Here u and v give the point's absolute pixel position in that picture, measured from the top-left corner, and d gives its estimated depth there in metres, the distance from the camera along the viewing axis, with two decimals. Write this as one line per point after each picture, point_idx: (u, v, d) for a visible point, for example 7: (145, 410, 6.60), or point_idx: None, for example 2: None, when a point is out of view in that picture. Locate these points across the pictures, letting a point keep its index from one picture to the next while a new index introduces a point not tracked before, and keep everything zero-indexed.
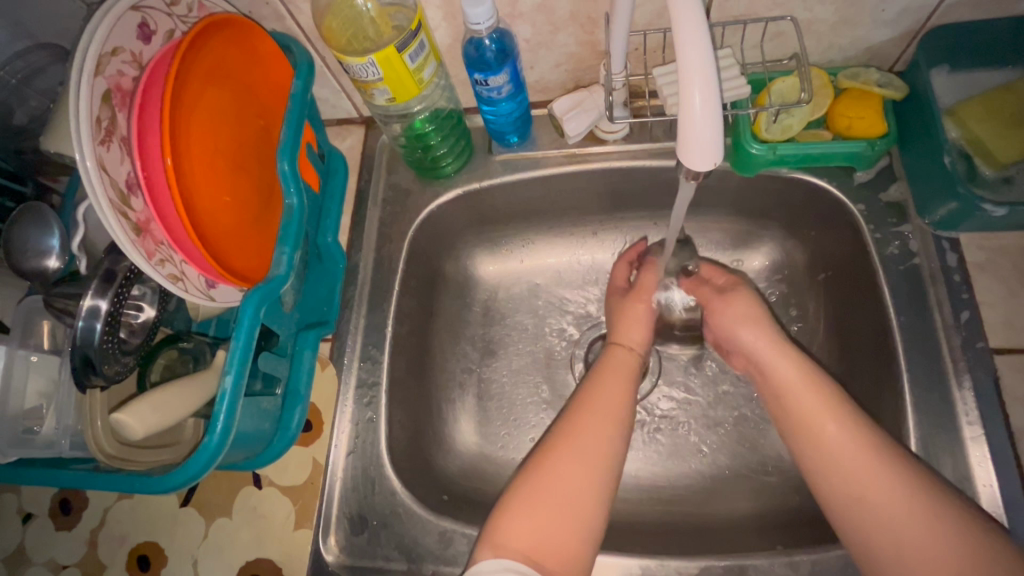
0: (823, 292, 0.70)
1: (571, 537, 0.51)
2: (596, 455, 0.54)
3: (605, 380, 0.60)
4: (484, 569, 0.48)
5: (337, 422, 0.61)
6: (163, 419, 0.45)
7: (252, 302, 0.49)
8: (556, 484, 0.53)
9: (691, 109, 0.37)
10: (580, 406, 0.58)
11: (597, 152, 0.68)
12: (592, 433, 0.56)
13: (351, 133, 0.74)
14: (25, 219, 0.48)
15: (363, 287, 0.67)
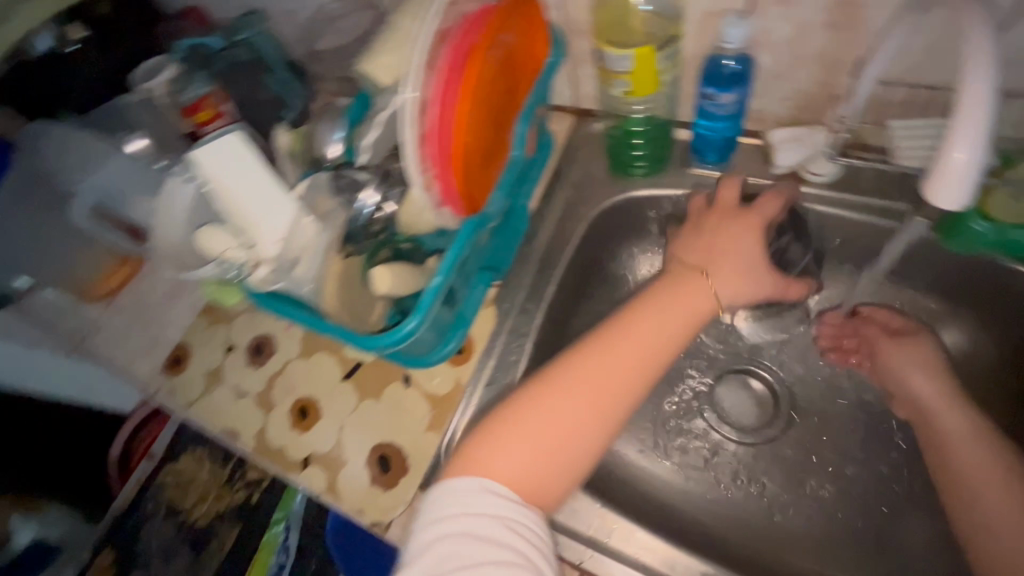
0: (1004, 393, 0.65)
1: (545, 468, 0.53)
2: (595, 398, 0.55)
3: (639, 321, 0.60)
4: (458, 486, 0.51)
5: (485, 356, 0.69)
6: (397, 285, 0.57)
7: (466, 229, 0.59)
8: (549, 416, 0.54)
9: (949, 159, 0.41)
10: (594, 347, 0.58)
11: (795, 190, 0.68)
12: (597, 373, 0.56)
13: (561, 120, 0.81)
14: (324, 122, 0.64)
15: (537, 250, 0.75)
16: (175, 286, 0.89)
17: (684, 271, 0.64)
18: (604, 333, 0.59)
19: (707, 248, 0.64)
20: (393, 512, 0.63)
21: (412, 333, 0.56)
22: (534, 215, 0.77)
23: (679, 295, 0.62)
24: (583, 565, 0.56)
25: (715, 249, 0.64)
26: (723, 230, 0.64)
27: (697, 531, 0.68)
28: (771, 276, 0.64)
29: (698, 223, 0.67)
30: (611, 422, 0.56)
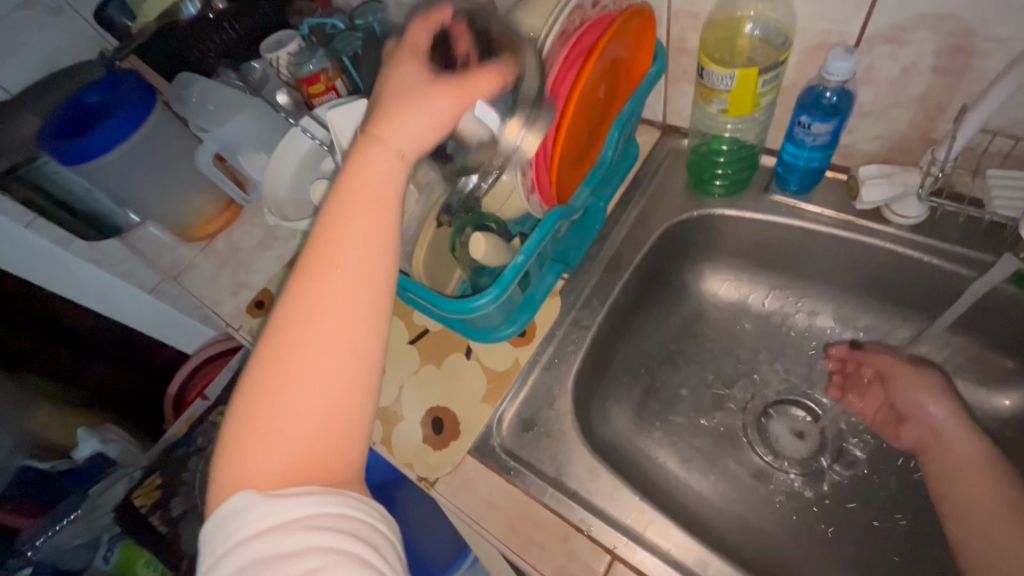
0: None
1: (326, 441, 0.40)
2: (329, 336, 0.40)
3: (346, 209, 0.42)
4: (242, 506, 0.38)
5: (545, 342, 0.73)
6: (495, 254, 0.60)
7: (553, 215, 0.63)
8: (292, 381, 0.40)
9: None
10: (292, 301, 0.41)
11: (874, 228, 0.70)
12: (326, 312, 0.40)
13: (646, 133, 0.85)
14: None
15: (608, 251, 0.78)
16: (267, 238, 0.97)
17: (359, 144, 0.44)
18: (304, 276, 0.41)
19: (381, 112, 0.45)
20: (441, 470, 0.66)
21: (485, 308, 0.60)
22: (610, 219, 0.80)
23: (361, 165, 0.43)
24: (616, 550, 0.58)
25: (387, 104, 0.45)
26: (393, 88, 0.46)
27: (732, 546, 0.68)
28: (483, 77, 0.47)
29: (382, 81, 0.48)
30: (377, 335, 0.42)
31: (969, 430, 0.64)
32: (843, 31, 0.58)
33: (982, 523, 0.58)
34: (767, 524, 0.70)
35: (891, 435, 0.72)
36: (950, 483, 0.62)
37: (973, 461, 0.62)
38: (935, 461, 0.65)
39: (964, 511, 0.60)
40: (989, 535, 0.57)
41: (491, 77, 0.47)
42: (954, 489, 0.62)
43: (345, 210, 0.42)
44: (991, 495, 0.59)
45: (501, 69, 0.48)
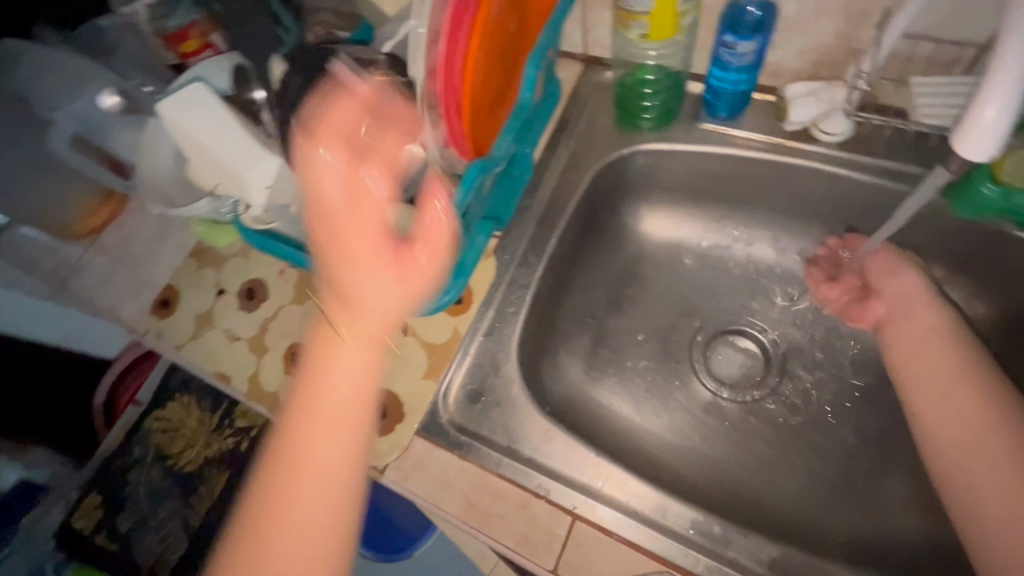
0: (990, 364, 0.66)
1: None
2: (311, 520, 0.45)
3: (321, 394, 0.46)
4: None
5: (483, 307, 0.68)
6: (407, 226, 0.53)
7: (472, 172, 0.56)
8: (275, 563, 0.44)
9: (979, 113, 0.40)
10: (275, 505, 0.45)
11: (804, 148, 0.68)
12: (307, 501, 0.45)
13: (569, 67, 0.79)
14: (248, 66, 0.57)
15: (539, 203, 0.73)
16: (162, 227, 0.86)
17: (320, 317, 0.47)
18: (286, 466, 0.45)
19: (334, 284, 0.45)
20: (388, 457, 0.62)
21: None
22: (538, 168, 0.74)
23: (322, 348, 0.46)
24: (577, 510, 0.57)
25: (332, 267, 0.45)
26: (332, 250, 0.44)
27: (686, 482, 0.69)
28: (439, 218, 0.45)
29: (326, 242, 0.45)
30: (349, 511, 0.47)
31: (929, 307, 0.65)
32: None
33: (933, 393, 0.60)
34: (722, 455, 0.72)
35: (854, 317, 0.72)
36: (906, 359, 0.64)
37: (926, 340, 0.63)
38: (895, 337, 0.66)
39: (917, 383, 0.62)
40: (936, 405, 0.59)
41: (435, 197, 0.45)
42: (905, 366, 0.63)
43: (316, 396, 0.46)
44: (936, 371, 0.61)
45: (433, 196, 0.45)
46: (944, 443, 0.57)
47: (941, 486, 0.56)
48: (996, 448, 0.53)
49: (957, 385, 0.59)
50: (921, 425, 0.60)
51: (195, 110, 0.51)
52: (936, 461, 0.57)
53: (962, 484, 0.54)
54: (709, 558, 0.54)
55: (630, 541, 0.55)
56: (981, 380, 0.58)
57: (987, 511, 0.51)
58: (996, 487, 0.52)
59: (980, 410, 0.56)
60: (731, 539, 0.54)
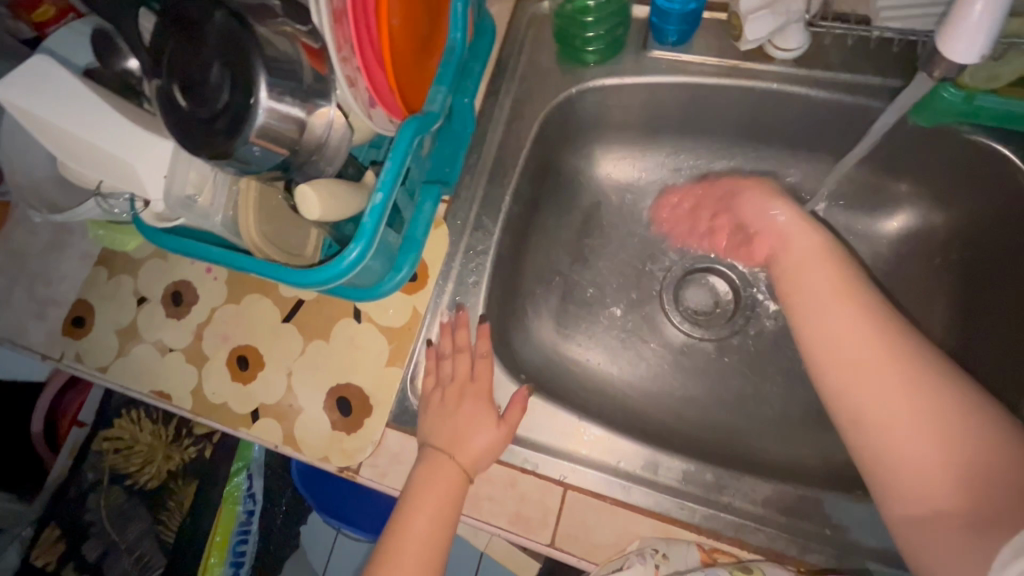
0: (949, 275, 0.66)
1: None
2: None
3: (421, 505, 0.52)
4: None
5: (441, 282, 0.63)
6: (339, 208, 0.45)
7: (407, 132, 0.48)
8: None
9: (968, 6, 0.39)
10: None
11: (758, 68, 0.64)
12: None
13: (501, 2, 0.71)
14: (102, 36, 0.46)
15: (487, 159, 0.67)
16: (60, 234, 0.74)
17: (430, 453, 0.54)
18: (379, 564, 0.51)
19: (445, 431, 0.55)
20: (362, 454, 0.58)
21: (359, 262, 0.47)
22: (480, 121, 0.67)
23: (434, 479, 0.53)
24: (567, 480, 0.54)
25: (452, 425, 0.55)
26: (458, 420, 0.55)
27: (668, 430, 0.68)
28: (476, 411, 0.56)
29: (441, 400, 0.57)
30: None
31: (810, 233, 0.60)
32: None
33: (838, 338, 0.52)
34: (704, 396, 0.71)
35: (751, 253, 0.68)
36: (807, 301, 0.55)
37: (815, 276, 0.56)
38: (788, 255, 0.59)
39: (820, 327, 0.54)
40: (840, 351, 0.51)
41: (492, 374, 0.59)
42: (808, 310, 0.55)
43: (417, 514, 0.52)
44: (840, 315, 0.53)
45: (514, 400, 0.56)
46: (854, 396, 0.50)
47: (853, 440, 0.49)
48: (906, 396, 0.47)
49: (860, 331, 0.51)
50: (828, 376, 0.52)
51: (44, 87, 0.43)
52: (843, 416, 0.50)
53: (875, 439, 0.48)
54: (705, 507, 0.53)
55: (623, 503, 0.54)
56: (882, 322, 0.51)
57: (903, 464, 0.46)
58: (907, 437, 0.46)
59: (886, 356, 0.49)
60: (723, 485, 0.54)
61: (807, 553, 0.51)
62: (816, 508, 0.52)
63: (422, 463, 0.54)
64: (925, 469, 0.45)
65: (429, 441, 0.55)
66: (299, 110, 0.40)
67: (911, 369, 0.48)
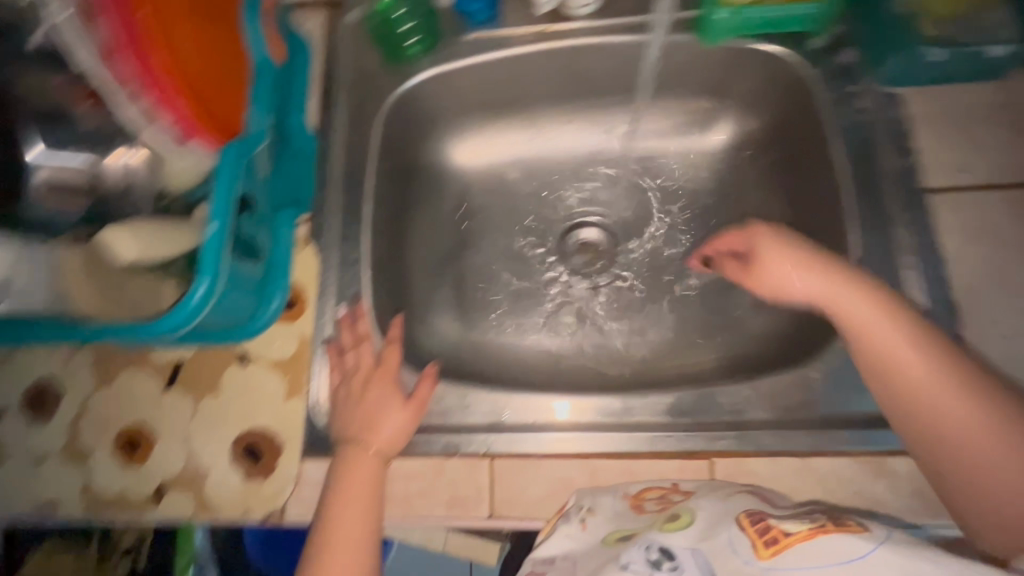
0: (772, 174, 0.71)
1: None
2: None
3: (342, 501, 0.51)
4: None
5: (321, 299, 0.62)
6: (155, 247, 0.45)
7: (230, 157, 0.48)
8: None
9: None
10: None
11: (565, 29, 0.69)
12: None
13: (313, 19, 0.71)
14: None
15: (337, 171, 0.66)
16: None
17: (344, 448, 0.54)
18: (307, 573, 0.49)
19: (355, 422, 0.56)
20: (283, 495, 0.56)
21: (210, 296, 0.46)
22: (319, 134, 0.67)
23: (351, 470, 0.53)
24: (489, 451, 0.55)
25: (362, 413, 0.56)
26: (366, 406, 0.56)
27: (580, 380, 0.70)
28: (384, 393, 0.57)
29: (348, 391, 0.58)
30: None
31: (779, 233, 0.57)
32: None
33: (907, 362, 0.48)
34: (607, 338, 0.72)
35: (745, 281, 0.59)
36: (866, 327, 0.50)
37: (867, 312, 0.50)
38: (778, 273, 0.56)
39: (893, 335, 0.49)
40: (901, 371, 0.48)
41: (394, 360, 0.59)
42: (872, 343, 0.49)
43: (341, 508, 0.51)
44: (926, 351, 0.47)
45: (424, 373, 0.58)
46: (924, 418, 0.47)
47: (939, 473, 0.46)
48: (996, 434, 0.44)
49: (908, 348, 0.48)
50: (911, 417, 0.47)
51: None
52: (938, 461, 0.46)
53: (980, 478, 0.44)
54: (620, 432, 0.55)
55: (552, 454, 0.55)
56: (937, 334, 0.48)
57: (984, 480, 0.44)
58: (983, 452, 0.44)
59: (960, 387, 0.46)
60: (631, 411, 0.56)
61: (716, 442, 0.53)
62: (710, 401, 0.55)
63: (341, 460, 0.54)
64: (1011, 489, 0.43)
65: (344, 438, 0.55)
66: (88, 157, 0.46)
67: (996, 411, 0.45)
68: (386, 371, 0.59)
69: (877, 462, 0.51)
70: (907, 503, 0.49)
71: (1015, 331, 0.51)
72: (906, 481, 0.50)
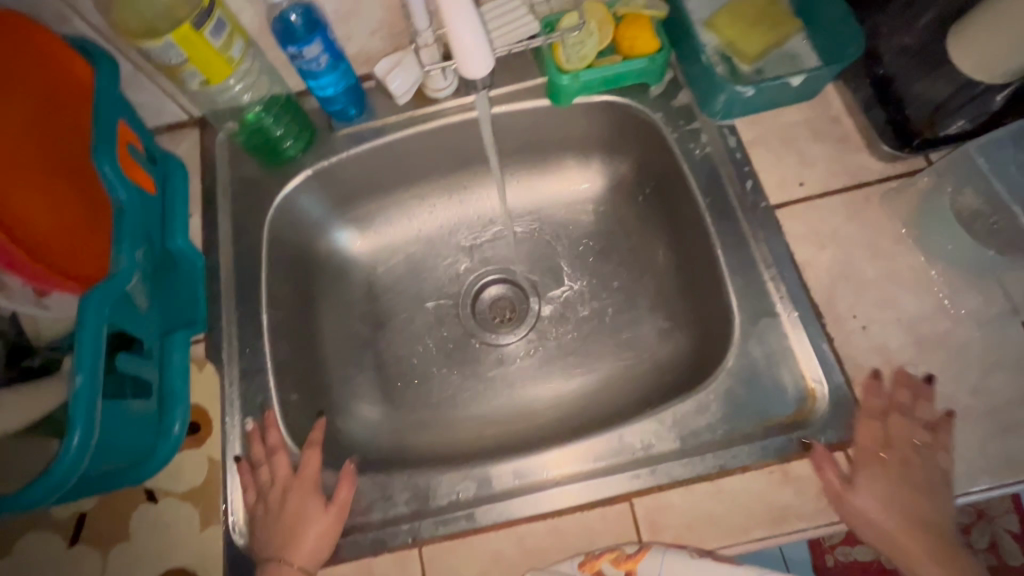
0: (648, 208, 0.76)
1: None
2: None
3: None
4: None
5: (226, 417, 0.61)
6: None
7: (94, 306, 0.47)
8: None
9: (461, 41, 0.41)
10: None
11: (432, 111, 0.72)
12: None
13: (185, 138, 0.72)
14: None
15: (229, 283, 0.66)
16: None
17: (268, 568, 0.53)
18: None
19: (277, 536, 0.54)
20: None
21: (87, 446, 0.45)
22: (205, 249, 0.68)
23: None
24: (418, 539, 0.55)
25: (283, 527, 0.55)
26: (287, 518, 0.55)
27: (512, 437, 0.71)
28: (304, 500, 0.56)
29: (266, 509, 0.56)
30: None
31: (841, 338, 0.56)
32: None
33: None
34: (531, 395, 0.75)
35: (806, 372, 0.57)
36: (860, 443, 0.52)
37: (867, 428, 0.52)
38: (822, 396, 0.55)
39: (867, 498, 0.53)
40: (887, 491, 0.50)
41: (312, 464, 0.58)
42: (861, 455, 0.51)
43: None
44: (919, 541, 0.48)
45: (345, 470, 0.57)
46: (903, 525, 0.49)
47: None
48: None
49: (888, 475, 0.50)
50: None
51: None
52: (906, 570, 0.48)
53: None
54: (538, 490, 0.56)
55: (473, 530, 0.55)
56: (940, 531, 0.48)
57: None
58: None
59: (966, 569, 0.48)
60: (551, 468, 0.57)
61: (635, 482, 0.54)
62: (623, 443, 0.56)
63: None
64: None
65: (267, 555, 0.54)
66: None
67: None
68: (305, 478, 0.57)
69: (780, 469, 0.53)
70: (815, 503, 0.52)
71: (873, 320, 0.56)
72: (810, 483, 0.52)
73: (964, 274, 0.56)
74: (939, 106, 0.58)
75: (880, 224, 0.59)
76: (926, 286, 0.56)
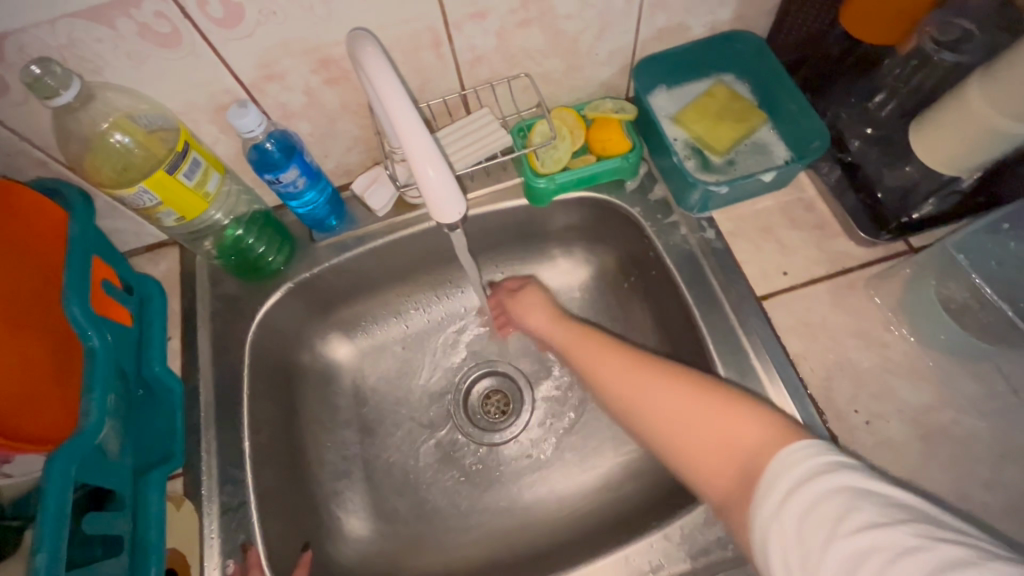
0: (634, 295, 0.75)
1: None
2: None
3: None
4: None
5: (205, 561, 0.57)
6: None
7: (59, 467, 0.45)
8: None
9: (428, 177, 0.41)
10: None
11: (412, 217, 0.72)
12: None
13: (164, 257, 0.71)
14: None
15: (208, 409, 0.64)
16: None
17: None
18: None
19: None
20: None
21: None
22: (183, 374, 0.65)
23: None
24: None
25: None
26: None
27: (514, 552, 0.67)
28: None
29: None
30: None
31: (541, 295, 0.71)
32: (223, 89, 0.54)
33: (654, 401, 0.52)
34: (529, 498, 0.71)
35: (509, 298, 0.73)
36: (582, 343, 0.63)
37: (580, 331, 0.64)
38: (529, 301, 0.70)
39: (531, 294, 0.71)
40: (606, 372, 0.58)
41: None
42: (586, 350, 0.62)
43: None
44: (647, 397, 0.53)
45: None
46: (625, 389, 0.55)
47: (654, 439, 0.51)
48: (731, 427, 0.47)
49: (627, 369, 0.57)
50: (644, 424, 0.52)
51: None
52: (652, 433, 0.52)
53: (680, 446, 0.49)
54: None
55: None
56: (646, 361, 0.56)
57: (685, 448, 0.48)
58: (672, 417, 0.50)
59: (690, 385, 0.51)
60: None
61: None
62: (628, 564, 0.53)
63: None
64: (707, 446, 0.47)
65: None
66: None
67: (717, 396, 0.49)
68: None
69: None
70: None
71: (876, 414, 0.55)
72: None
73: (959, 359, 0.55)
74: (910, 189, 0.60)
75: (868, 312, 0.58)
76: (920, 374, 0.55)
